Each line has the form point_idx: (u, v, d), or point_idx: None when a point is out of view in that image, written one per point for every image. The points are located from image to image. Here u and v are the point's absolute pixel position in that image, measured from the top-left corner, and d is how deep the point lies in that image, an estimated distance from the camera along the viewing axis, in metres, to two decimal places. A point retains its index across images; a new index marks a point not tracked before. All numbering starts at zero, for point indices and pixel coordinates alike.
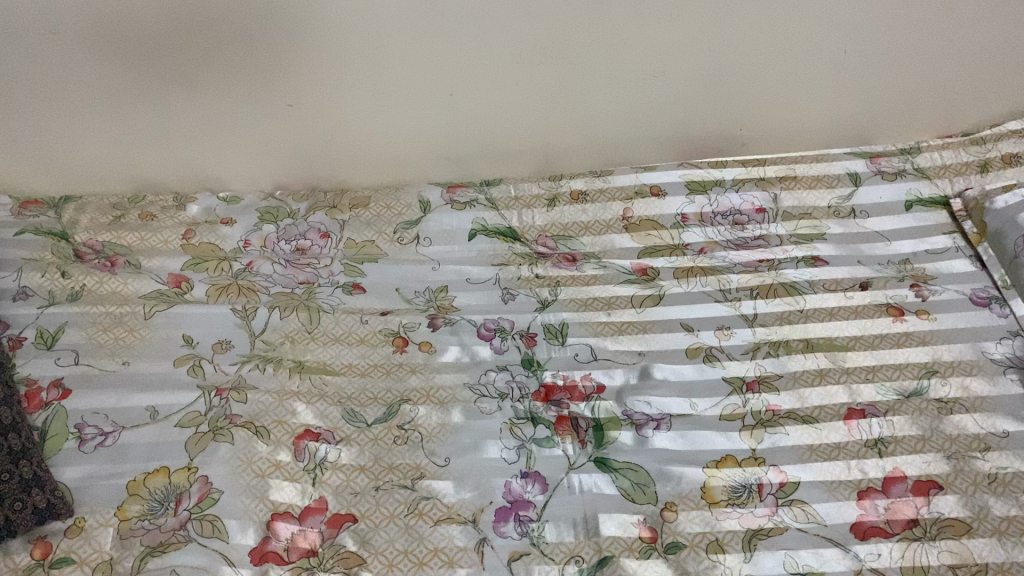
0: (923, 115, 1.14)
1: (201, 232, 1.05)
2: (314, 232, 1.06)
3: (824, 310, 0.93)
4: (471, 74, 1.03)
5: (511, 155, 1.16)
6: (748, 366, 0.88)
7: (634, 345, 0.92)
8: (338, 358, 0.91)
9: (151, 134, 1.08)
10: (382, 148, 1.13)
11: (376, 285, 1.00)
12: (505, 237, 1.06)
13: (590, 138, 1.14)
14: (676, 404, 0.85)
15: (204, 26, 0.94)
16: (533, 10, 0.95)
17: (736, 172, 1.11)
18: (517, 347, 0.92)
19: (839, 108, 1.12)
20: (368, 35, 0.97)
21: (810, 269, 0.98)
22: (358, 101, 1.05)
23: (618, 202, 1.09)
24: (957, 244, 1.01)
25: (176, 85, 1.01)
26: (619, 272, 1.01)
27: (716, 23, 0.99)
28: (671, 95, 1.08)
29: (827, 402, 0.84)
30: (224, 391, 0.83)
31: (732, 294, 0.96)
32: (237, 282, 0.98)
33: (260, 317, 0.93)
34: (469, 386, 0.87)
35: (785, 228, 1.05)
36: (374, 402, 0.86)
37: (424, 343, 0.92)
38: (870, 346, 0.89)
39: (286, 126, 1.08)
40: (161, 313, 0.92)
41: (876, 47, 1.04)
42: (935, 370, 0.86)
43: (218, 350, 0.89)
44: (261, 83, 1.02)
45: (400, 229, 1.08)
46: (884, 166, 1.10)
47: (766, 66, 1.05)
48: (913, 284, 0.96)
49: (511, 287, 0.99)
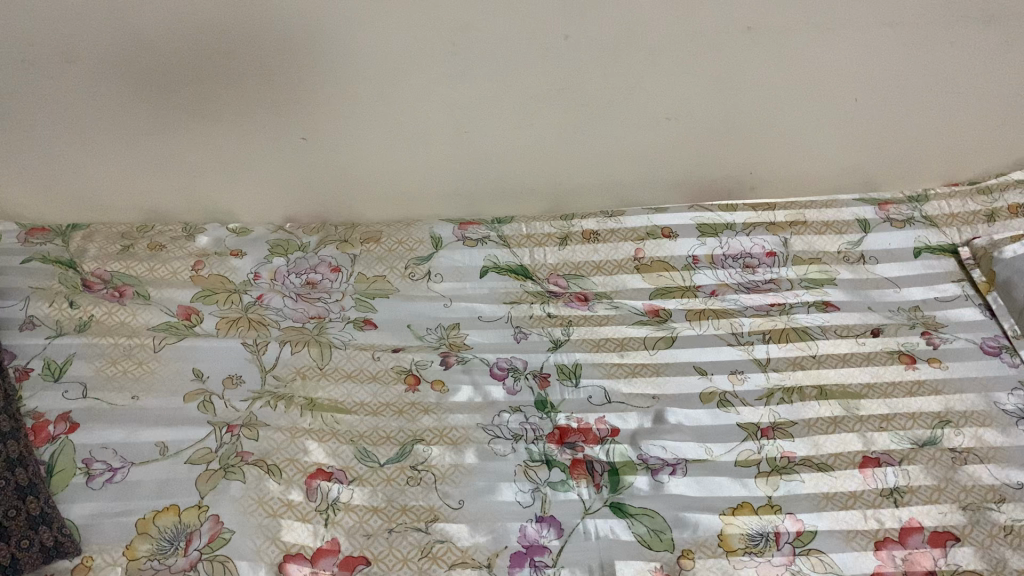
0: (929, 163, 1.15)
1: (211, 263, 1.03)
2: (324, 266, 1.03)
3: (836, 356, 0.93)
4: (486, 113, 1.03)
5: (522, 194, 1.15)
6: (762, 412, 0.88)
7: (647, 388, 0.91)
8: (349, 396, 0.89)
9: (163, 166, 1.07)
10: (392, 184, 1.12)
11: (388, 321, 0.98)
12: (518, 275, 1.04)
13: (601, 180, 1.14)
14: (691, 449, 0.84)
15: (223, 60, 0.95)
16: (554, 52, 0.97)
17: (747, 216, 1.09)
18: (530, 387, 0.91)
19: (848, 154, 1.13)
20: (387, 73, 0.98)
21: (821, 313, 0.98)
22: (371, 137, 1.05)
23: (629, 243, 1.07)
24: (966, 291, 1.00)
25: (192, 117, 1.02)
26: (631, 313, 1.00)
27: (732, 69, 1.00)
28: (683, 138, 1.09)
29: (841, 450, 0.84)
30: (235, 428, 0.83)
31: (744, 337, 0.96)
32: (248, 316, 0.96)
33: (271, 351, 0.92)
34: (483, 427, 0.86)
35: (795, 272, 1.04)
36: (386, 441, 0.85)
37: (436, 382, 0.91)
38: (883, 394, 0.89)
39: (297, 160, 1.08)
40: (171, 346, 0.91)
41: (886, 95, 1.05)
42: (949, 420, 0.86)
43: (229, 385, 0.88)
44: (277, 117, 1.02)
45: (411, 264, 1.05)
46: (892, 214, 1.09)
47: (776, 112, 1.07)
48: (925, 330, 0.96)
49: (523, 325, 0.98)
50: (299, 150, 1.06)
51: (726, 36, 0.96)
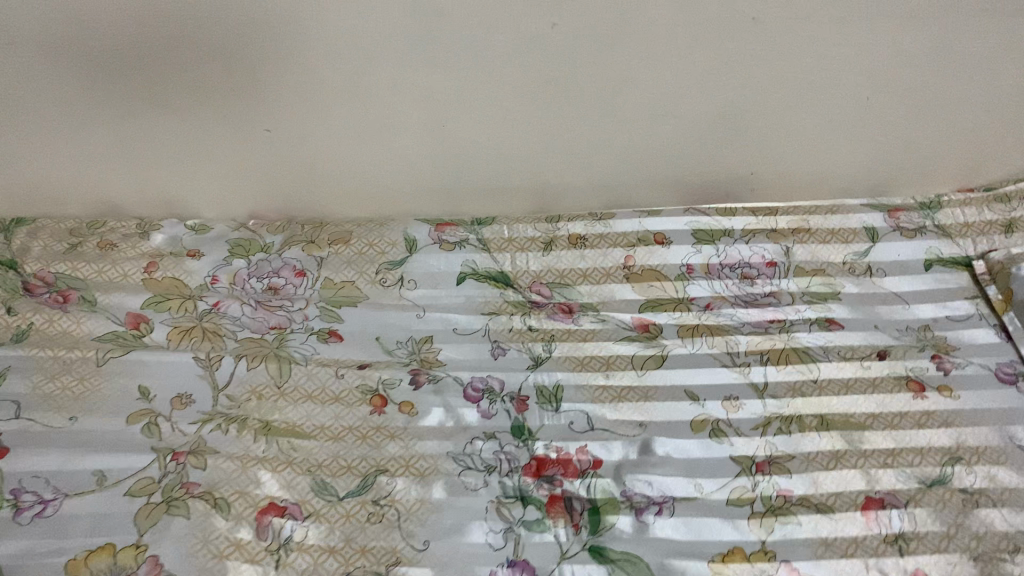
0: (945, 167, 1.07)
1: (165, 265, 0.95)
2: (287, 269, 0.96)
3: (839, 381, 0.86)
4: (466, 106, 0.95)
5: (504, 192, 1.06)
6: (758, 444, 0.81)
7: (634, 414, 0.83)
8: (309, 419, 0.82)
9: (116, 157, 0.99)
10: (365, 180, 1.04)
11: (355, 333, 0.90)
12: (497, 282, 0.97)
13: (591, 179, 1.05)
14: (680, 486, 0.77)
15: (176, 44, 0.87)
16: (539, 42, 0.88)
17: (746, 222, 1.02)
18: (507, 411, 0.83)
19: (858, 156, 1.04)
20: (358, 60, 0.89)
21: (824, 333, 0.91)
22: (341, 129, 0.97)
23: (619, 249, 1.00)
24: (980, 310, 0.93)
25: (146, 105, 0.93)
26: (619, 328, 0.92)
27: (733, 63, 0.92)
28: (680, 136, 1.00)
29: (843, 489, 0.77)
30: (181, 456, 0.76)
31: (740, 358, 0.89)
32: (202, 325, 0.89)
33: (225, 367, 0.84)
34: (453, 457, 0.79)
35: (796, 284, 0.96)
36: (346, 472, 0.77)
37: (404, 404, 0.83)
38: (889, 425, 0.82)
39: (261, 153, 0.99)
40: (115, 360, 0.84)
41: (901, 94, 0.97)
42: (960, 457, 0.79)
43: (177, 406, 0.81)
44: (237, 106, 0.94)
45: (383, 268, 0.97)
46: (903, 222, 1.01)
47: (782, 111, 0.98)
48: (935, 354, 0.89)
49: (501, 340, 0.90)
50: (263, 142, 0.98)
51: (729, 26, 0.88)
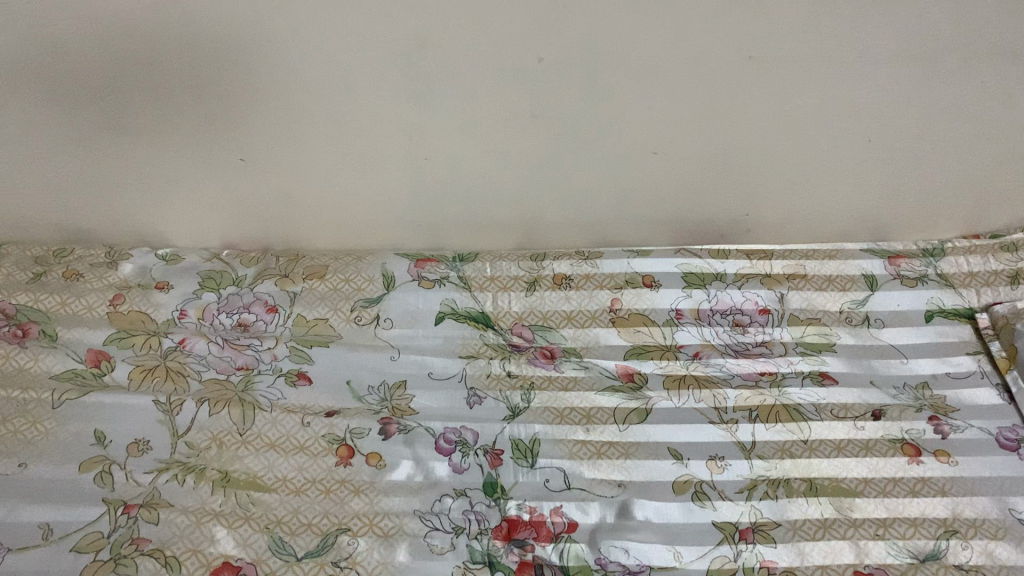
0: (948, 212, 1.02)
1: (132, 298, 0.92)
2: (258, 304, 0.93)
3: (830, 442, 0.82)
4: (448, 140, 0.91)
5: (489, 226, 1.03)
6: (742, 510, 0.76)
7: (614, 473, 0.79)
8: (271, 470, 0.78)
9: (86, 182, 0.95)
10: (344, 211, 1.00)
11: (325, 376, 0.87)
12: (476, 322, 0.93)
13: (579, 216, 1.01)
14: (658, 553, 0.73)
15: (145, 70, 0.83)
16: (525, 77, 0.84)
17: (739, 265, 0.99)
18: (480, 466, 0.79)
19: (858, 199, 1.00)
20: (334, 91, 0.85)
21: (817, 388, 0.87)
22: (318, 160, 0.93)
23: (606, 291, 0.97)
24: (983, 368, 0.89)
25: (115, 131, 0.89)
26: (602, 376, 0.88)
27: (729, 102, 0.88)
28: (672, 175, 0.96)
29: (829, 562, 0.72)
30: (133, 508, 0.72)
31: (728, 415, 0.84)
32: (166, 365, 0.85)
33: (186, 412, 0.81)
34: (419, 516, 0.74)
35: (790, 334, 0.93)
36: (306, 530, 0.72)
37: (372, 455, 0.79)
38: (880, 492, 0.78)
39: (235, 183, 0.96)
40: (72, 401, 0.80)
41: (904, 137, 0.93)
42: (956, 530, 0.75)
43: (133, 452, 0.77)
44: (210, 135, 0.90)
45: (358, 306, 0.94)
46: (904, 270, 0.98)
47: (779, 151, 0.94)
48: (933, 415, 0.85)
49: (478, 388, 0.86)
50: (237, 171, 0.94)
51: (725, 65, 0.83)
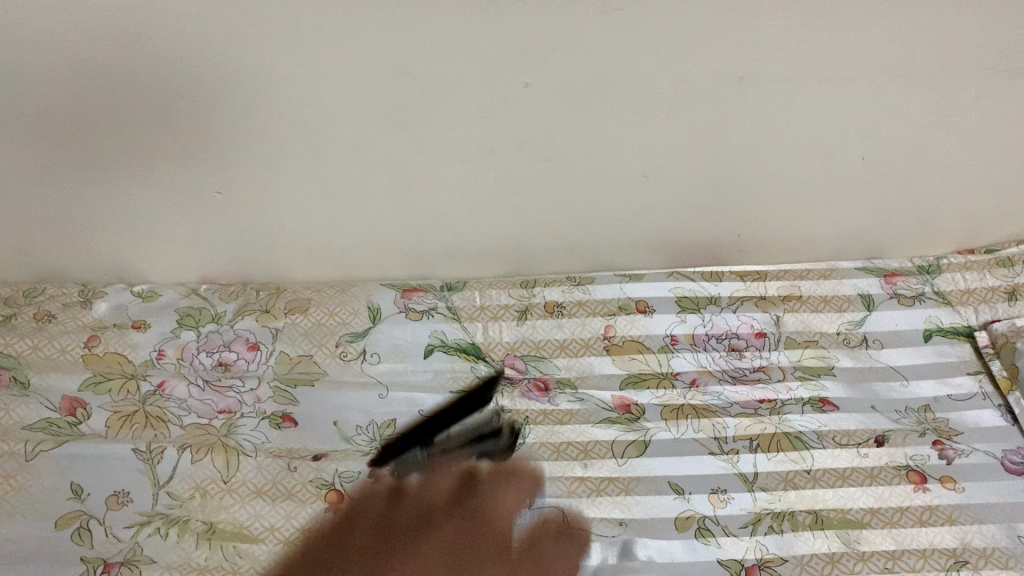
0: (942, 230, 1.01)
1: (106, 339, 0.89)
2: (239, 342, 0.90)
3: (833, 472, 0.80)
4: (433, 169, 0.88)
5: (476, 255, 1.00)
6: (747, 545, 0.73)
7: (614, 511, 0.77)
8: (258, 519, 0.74)
9: (57, 221, 0.92)
10: (327, 244, 0.97)
11: (312, 418, 0.84)
12: (468, 355, 0.91)
13: (569, 242, 0.99)
14: None
15: (117, 106, 0.80)
16: (511, 104, 0.81)
17: (733, 288, 0.98)
18: (476, 508, 0.76)
19: (850, 220, 0.99)
20: (313, 122, 0.82)
21: (817, 414, 0.86)
22: (299, 193, 0.90)
23: (599, 317, 0.96)
24: (985, 388, 0.89)
25: (86, 168, 0.86)
26: (599, 409, 0.86)
27: (721, 124, 0.85)
28: (663, 200, 0.94)
29: None
30: (114, 567, 0.68)
31: (728, 445, 0.82)
32: (144, 410, 0.82)
33: (168, 461, 0.77)
34: (415, 565, 0.71)
35: (788, 357, 0.93)
36: None
37: (362, 499, 0.76)
38: (887, 522, 0.76)
39: (213, 217, 0.92)
40: (46, 454, 0.76)
41: (898, 156, 0.91)
42: (965, 560, 0.72)
43: (113, 506, 0.73)
44: (185, 170, 0.86)
45: (343, 341, 0.91)
46: (900, 288, 0.99)
47: (771, 173, 0.92)
48: (936, 440, 0.83)
49: (471, 425, 0.84)
50: (215, 205, 0.91)
51: (717, 87, 0.81)
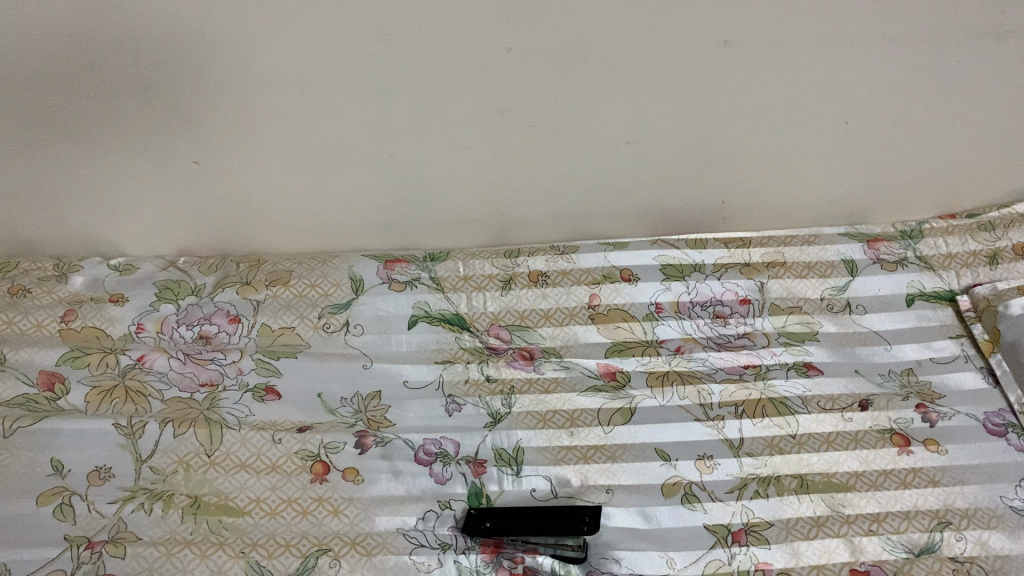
0: (924, 195, 1.01)
1: (84, 313, 0.88)
2: (220, 315, 0.89)
3: (818, 436, 0.80)
4: (415, 137, 0.86)
5: (459, 223, 0.99)
6: (734, 510, 0.74)
7: (601, 478, 0.77)
8: (243, 491, 0.73)
9: (29, 193, 0.90)
10: (307, 214, 0.96)
11: (296, 390, 0.83)
12: (451, 325, 0.91)
13: (552, 211, 0.98)
14: (649, 562, 0.70)
15: (87, 74, 0.77)
16: (492, 70, 0.80)
17: (717, 255, 0.98)
18: (462, 476, 0.76)
19: (833, 186, 0.98)
20: (292, 90, 0.80)
21: (801, 379, 0.86)
22: (278, 162, 0.88)
23: (584, 286, 0.95)
24: (966, 351, 0.90)
25: (57, 138, 0.84)
26: (584, 376, 0.86)
27: (705, 90, 0.85)
28: (646, 167, 0.93)
29: (824, 561, 0.70)
30: (97, 544, 0.67)
31: (714, 411, 0.82)
32: (124, 384, 0.81)
33: (150, 434, 0.76)
34: (403, 533, 0.71)
35: (772, 324, 0.93)
36: (284, 552, 0.68)
37: (348, 470, 0.75)
38: (872, 485, 0.76)
39: (190, 188, 0.91)
40: (25, 430, 0.75)
41: (882, 121, 0.91)
42: (948, 521, 0.73)
43: (95, 481, 0.72)
44: (160, 140, 0.85)
45: (326, 313, 0.91)
46: (883, 253, 0.99)
47: (755, 139, 0.91)
48: (920, 403, 0.84)
49: (456, 395, 0.84)
50: (192, 176, 0.89)
51: (702, 51, 0.80)
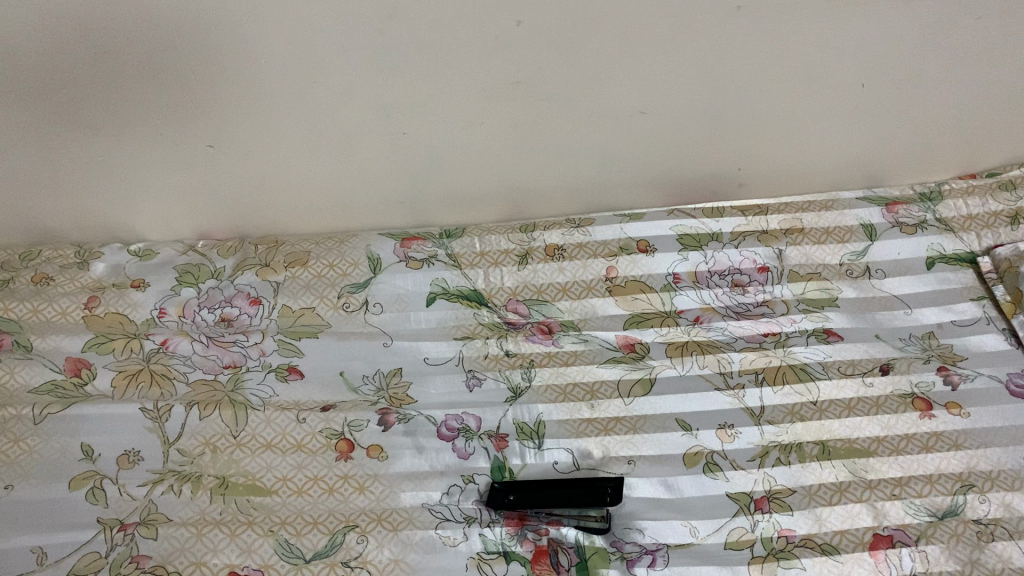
0: (943, 156, 1.00)
1: (107, 299, 0.89)
2: (240, 297, 0.90)
3: (839, 402, 0.80)
4: (427, 113, 0.86)
5: (474, 199, 0.99)
6: (756, 478, 0.74)
7: (623, 450, 0.77)
8: (270, 470, 0.74)
9: (47, 181, 0.90)
10: (322, 194, 0.96)
11: (318, 369, 0.84)
12: (470, 301, 0.91)
13: (567, 183, 0.98)
14: (673, 531, 0.71)
15: (101, 60, 0.78)
16: (504, 43, 0.79)
17: (735, 223, 0.98)
18: (484, 450, 0.77)
19: (850, 149, 0.97)
20: (303, 70, 0.80)
21: (822, 345, 0.86)
22: (292, 143, 0.89)
23: (600, 259, 0.96)
24: (988, 313, 0.89)
25: (73, 126, 0.84)
26: (603, 349, 0.87)
27: (718, 56, 0.84)
28: (661, 136, 0.93)
29: (847, 527, 0.70)
30: (129, 526, 0.68)
31: (733, 379, 0.82)
32: (149, 368, 0.82)
33: (176, 417, 0.77)
34: (429, 508, 0.72)
35: (791, 291, 0.93)
36: (313, 529, 0.69)
37: (372, 447, 0.76)
38: (894, 450, 0.76)
39: (206, 171, 0.91)
40: (55, 416, 0.76)
41: (899, 83, 0.89)
42: (971, 484, 0.73)
43: (125, 464, 0.73)
44: (175, 124, 0.85)
45: (344, 292, 0.91)
46: (902, 216, 0.98)
47: (770, 105, 0.90)
48: (941, 366, 0.84)
49: (477, 370, 0.85)
50: (207, 159, 0.90)
51: (714, 16, 0.79)
